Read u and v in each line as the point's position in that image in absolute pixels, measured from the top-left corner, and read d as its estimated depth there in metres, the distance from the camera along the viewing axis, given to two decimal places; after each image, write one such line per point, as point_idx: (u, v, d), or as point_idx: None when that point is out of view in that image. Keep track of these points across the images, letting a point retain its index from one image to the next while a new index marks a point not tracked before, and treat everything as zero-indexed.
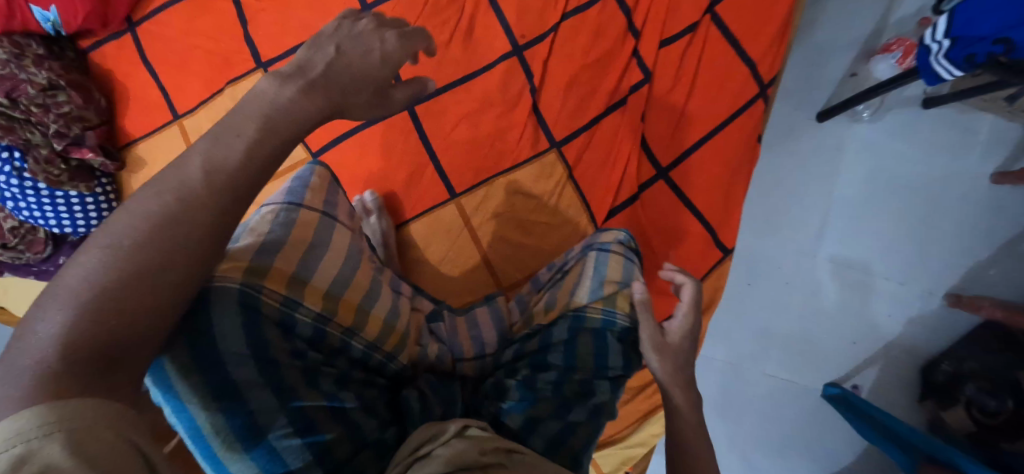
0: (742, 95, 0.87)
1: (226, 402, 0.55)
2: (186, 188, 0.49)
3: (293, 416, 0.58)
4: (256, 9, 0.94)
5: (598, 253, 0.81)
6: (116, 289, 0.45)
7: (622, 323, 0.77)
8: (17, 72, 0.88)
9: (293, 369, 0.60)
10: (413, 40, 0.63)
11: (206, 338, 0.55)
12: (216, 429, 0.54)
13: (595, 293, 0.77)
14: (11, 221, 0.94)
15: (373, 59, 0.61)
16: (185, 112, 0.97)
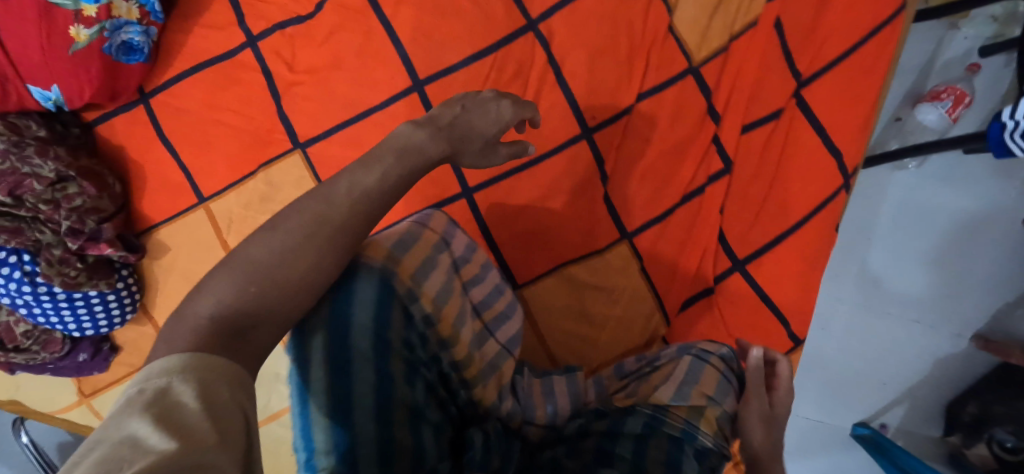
0: (826, 181, 0.82)
1: (337, 370, 0.52)
2: (330, 206, 0.51)
3: (382, 411, 0.53)
4: (290, 81, 0.83)
5: (694, 358, 0.75)
6: (271, 275, 0.48)
7: (704, 442, 0.67)
8: (20, 164, 0.77)
9: (400, 360, 0.57)
10: (524, 107, 0.71)
11: (345, 300, 0.54)
12: (319, 392, 0.52)
13: (681, 395, 0.69)
14: (22, 325, 0.84)
15: (491, 116, 0.67)
16: (211, 195, 0.87)
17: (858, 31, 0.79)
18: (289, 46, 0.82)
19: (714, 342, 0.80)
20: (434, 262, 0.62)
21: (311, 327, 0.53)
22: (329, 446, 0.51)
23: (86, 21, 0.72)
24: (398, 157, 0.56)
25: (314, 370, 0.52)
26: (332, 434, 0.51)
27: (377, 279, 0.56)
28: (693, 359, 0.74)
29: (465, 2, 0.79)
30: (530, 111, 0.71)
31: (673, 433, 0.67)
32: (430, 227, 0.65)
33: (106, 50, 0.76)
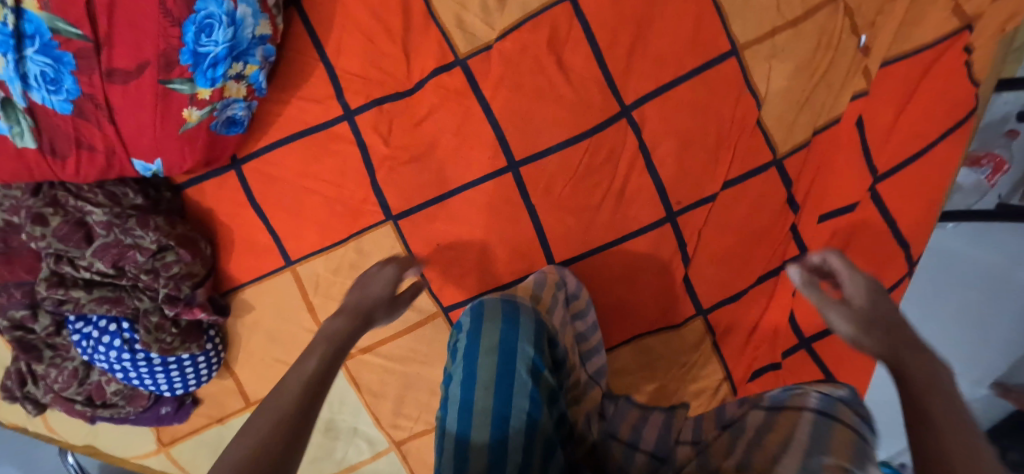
0: (895, 267, 0.86)
1: (501, 385, 0.64)
2: (288, 389, 0.48)
3: (529, 429, 0.62)
4: (386, 155, 0.84)
5: (818, 413, 0.54)
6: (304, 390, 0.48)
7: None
8: (123, 237, 0.77)
9: (545, 389, 0.66)
10: (406, 263, 0.76)
11: (511, 328, 0.69)
12: (481, 407, 0.63)
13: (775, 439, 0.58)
14: (113, 384, 0.84)
15: (380, 282, 0.72)
16: (299, 258, 0.88)
17: (935, 130, 0.83)
18: (386, 121, 0.83)
19: (836, 384, 0.60)
20: (557, 307, 0.78)
21: (484, 349, 0.67)
22: (488, 457, 0.59)
23: (200, 103, 0.72)
24: (330, 342, 0.57)
25: (479, 389, 0.65)
26: (487, 451, 0.59)
27: (532, 319, 0.71)
28: (816, 415, 0.54)
29: (563, 88, 0.82)
30: (413, 265, 0.77)
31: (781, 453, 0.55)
32: (551, 269, 0.83)
33: (212, 127, 0.76)
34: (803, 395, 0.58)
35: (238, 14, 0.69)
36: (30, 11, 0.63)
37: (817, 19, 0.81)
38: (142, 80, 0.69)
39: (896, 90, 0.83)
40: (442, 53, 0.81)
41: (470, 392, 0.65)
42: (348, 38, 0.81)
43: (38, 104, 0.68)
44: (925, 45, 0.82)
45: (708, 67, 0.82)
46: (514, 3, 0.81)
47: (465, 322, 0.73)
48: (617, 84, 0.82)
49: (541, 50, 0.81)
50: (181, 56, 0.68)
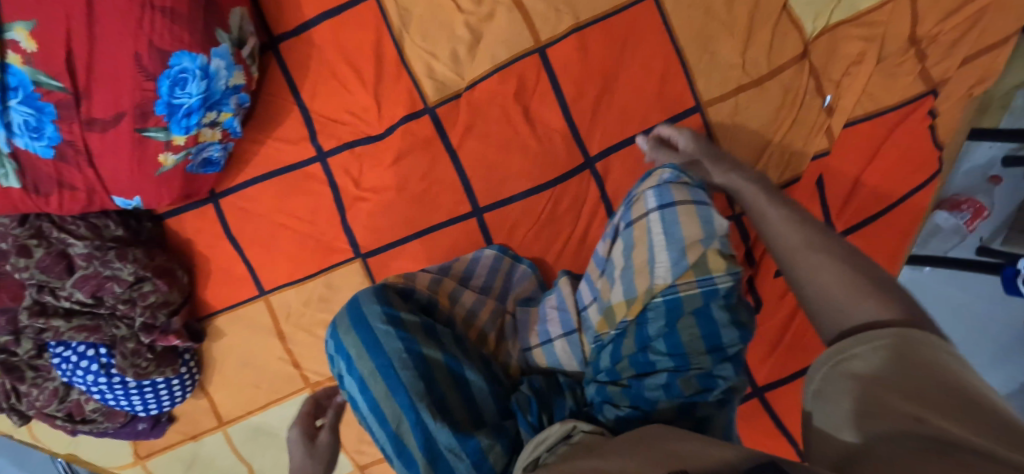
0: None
1: (372, 352, 0.70)
2: None
3: (416, 370, 0.69)
4: (356, 196, 0.87)
5: (663, 209, 0.69)
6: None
7: (725, 286, 0.66)
8: (101, 268, 0.81)
9: (417, 327, 0.73)
10: (309, 414, 0.84)
11: (356, 305, 0.74)
12: (367, 375, 0.69)
13: (678, 268, 0.66)
14: (91, 403, 0.88)
15: (296, 447, 0.81)
16: (271, 288, 0.92)
17: (892, 193, 0.84)
18: (357, 164, 0.86)
19: (653, 171, 0.75)
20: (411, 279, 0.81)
21: (347, 331, 0.72)
22: (394, 408, 0.67)
23: (175, 148, 0.76)
24: None
25: (356, 361, 0.70)
26: (395, 400, 0.67)
27: (369, 290, 0.76)
28: (661, 213, 0.69)
29: (528, 138, 0.84)
30: (308, 402, 0.85)
31: (695, 305, 0.66)
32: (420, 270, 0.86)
33: (189, 169, 0.80)
34: (642, 200, 0.72)
35: (212, 68, 0.72)
36: (13, 65, 0.66)
37: (783, 77, 0.83)
38: (120, 129, 0.72)
39: (860, 151, 0.84)
40: (412, 100, 0.84)
41: (354, 371, 0.71)
42: (323, 83, 0.84)
43: (21, 149, 0.72)
44: (891, 107, 0.83)
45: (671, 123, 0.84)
46: (483, 54, 0.83)
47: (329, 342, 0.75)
48: (581, 135, 0.84)
49: (508, 100, 0.83)
50: (156, 107, 0.71)
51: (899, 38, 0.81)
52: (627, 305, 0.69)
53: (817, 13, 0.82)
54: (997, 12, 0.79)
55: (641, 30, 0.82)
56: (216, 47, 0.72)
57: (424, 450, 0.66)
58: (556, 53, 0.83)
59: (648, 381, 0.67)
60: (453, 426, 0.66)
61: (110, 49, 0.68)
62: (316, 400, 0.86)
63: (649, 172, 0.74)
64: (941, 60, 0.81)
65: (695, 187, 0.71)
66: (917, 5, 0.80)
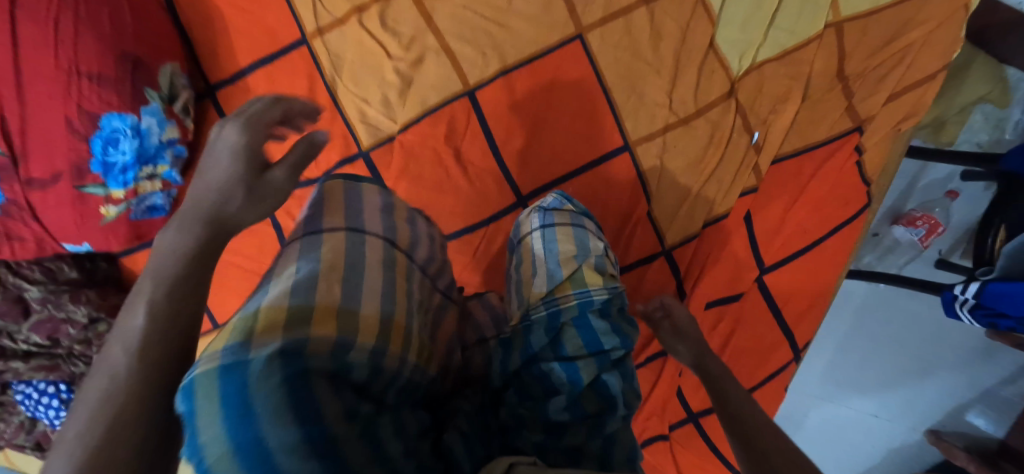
0: (779, 355, 0.88)
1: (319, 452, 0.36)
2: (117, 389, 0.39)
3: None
4: None
5: (543, 229, 0.72)
6: (122, 407, 0.39)
7: (600, 299, 0.63)
8: (55, 312, 0.86)
9: (351, 441, 0.39)
10: (257, 152, 0.51)
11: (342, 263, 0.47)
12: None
13: (554, 279, 0.65)
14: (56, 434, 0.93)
15: (226, 155, 0.50)
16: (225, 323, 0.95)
17: (823, 229, 0.85)
18: (298, 205, 0.89)
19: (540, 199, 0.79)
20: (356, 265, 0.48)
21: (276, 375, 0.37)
22: None
23: (115, 201, 0.80)
24: None
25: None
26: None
27: (266, 357, 0.37)
28: (542, 231, 0.71)
29: (460, 180, 0.86)
30: (272, 107, 0.53)
31: (573, 313, 0.62)
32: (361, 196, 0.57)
33: (135, 219, 0.84)
34: (528, 222, 0.75)
35: (142, 126, 0.76)
36: None
37: (709, 116, 0.83)
38: (59, 187, 0.76)
39: (787, 186, 0.84)
40: (347, 145, 0.86)
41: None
42: None
43: None
44: (819, 142, 0.83)
45: (600, 162, 0.85)
46: (414, 99, 0.85)
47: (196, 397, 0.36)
48: (512, 174, 0.86)
49: (439, 143, 0.86)
50: (91, 166, 0.76)
51: (826, 75, 0.82)
52: (518, 315, 0.66)
53: (742, 52, 0.82)
54: (923, 49, 0.80)
55: (566, 73, 0.84)
56: (145, 106, 0.76)
57: None
58: (484, 95, 0.84)
59: (548, 405, 0.57)
60: None
61: (41, 116, 0.72)
62: (285, 104, 0.54)
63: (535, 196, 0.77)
64: (868, 96, 0.82)
65: (575, 210, 0.75)
66: (842, 41, 0.80)
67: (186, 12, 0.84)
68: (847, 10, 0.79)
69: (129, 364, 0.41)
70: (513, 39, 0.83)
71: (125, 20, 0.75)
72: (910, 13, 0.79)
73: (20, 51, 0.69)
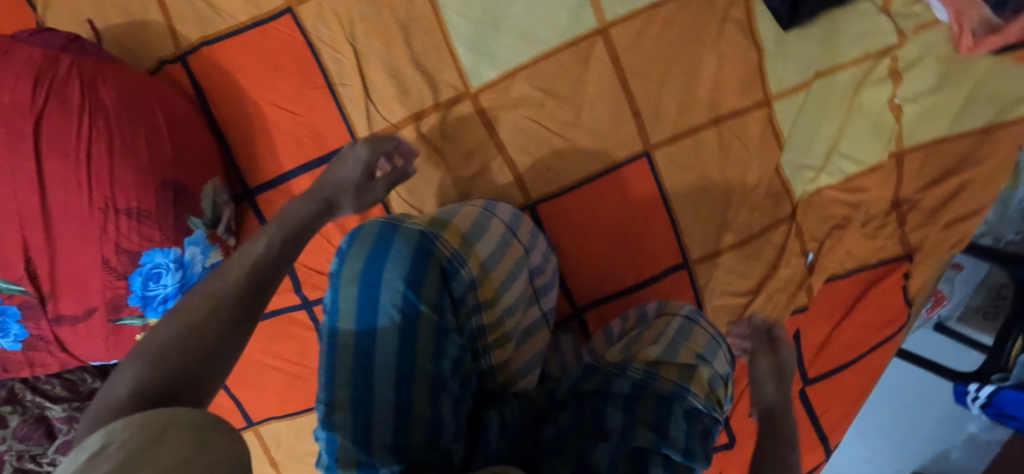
0: (813, 457, 0.90)
1: (405, 324, 0.56)
2: (216, 295, 0.48)
3: (404, 356, 0.55)
4: None
5: (686, 318, 0.73)
6: (212, 309, 0.47)
7: (697, 404, 0.62)
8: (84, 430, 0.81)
9: (430, 327, 0.57)
10: (371, 166, 0.65)
11: (476, 228, 0.69)
12: (348, 307, 0.57)
13: (669, 353, 0.66)
14: None
15: (352, 164, 0.64)
16: (260, 420, 0.93)
17: (866, 344, 0.87)
18: None
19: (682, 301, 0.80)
20: (505, 249, 0.71)
21: (401, 254, 0.57)
22: (344, 405, 0.54)
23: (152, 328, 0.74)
24: (140, 421, 0.36)
25: (343, 285, 0.57)
26: (352, 381, 0.55)
27: (416, 233, 0.60)
28: (684, 319, 0.73)
29: None
30: (392, 140, 0.66)
31: (664, 393, 0.62)
32: (518, 237, 0.75)
33: None
34: (677, 306, 0.77)
35: (187, 257, 0.70)
36: None
37: (771, 236, 0.84)
38: (92, 320, 0.70)
39: (835, 304, 0.86)
40: None
41: (336, 290, 0.58)
42: None
43: None
44: (872, 264, 0.85)
45: (660, 278, 0.84)
46: None
47: (352, 249, 0.59)
48: (570, 284, 0.86)
49: None
50: (129, 300, 0.69)
51: (883, 201, 0.82)
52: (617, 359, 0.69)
53: (806, 178, 0.82)
54: (983, 182, 0.80)
55: (629, 189, 0.82)
56: (189, 236, 0.70)
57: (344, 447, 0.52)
58: (544, 208, 0.82)
59: (592, 444, 0.58)
60: (395, 449, 0.53)
61: (75, 256, 0.65)
62: (399, 144, 0.67)
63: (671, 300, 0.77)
64: (921, 225, 0.83)
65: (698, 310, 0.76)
66: (902, 171, 0.81)
67: (222, 109, 0.78)
68: (910, 141, 0.80)
69: (235, 275, 0.50)
70: (577, 156, 0.80)
71: (164, 143, 0.68)
72: (970, 148, 0.80)
73: (47, 192, 0.62)
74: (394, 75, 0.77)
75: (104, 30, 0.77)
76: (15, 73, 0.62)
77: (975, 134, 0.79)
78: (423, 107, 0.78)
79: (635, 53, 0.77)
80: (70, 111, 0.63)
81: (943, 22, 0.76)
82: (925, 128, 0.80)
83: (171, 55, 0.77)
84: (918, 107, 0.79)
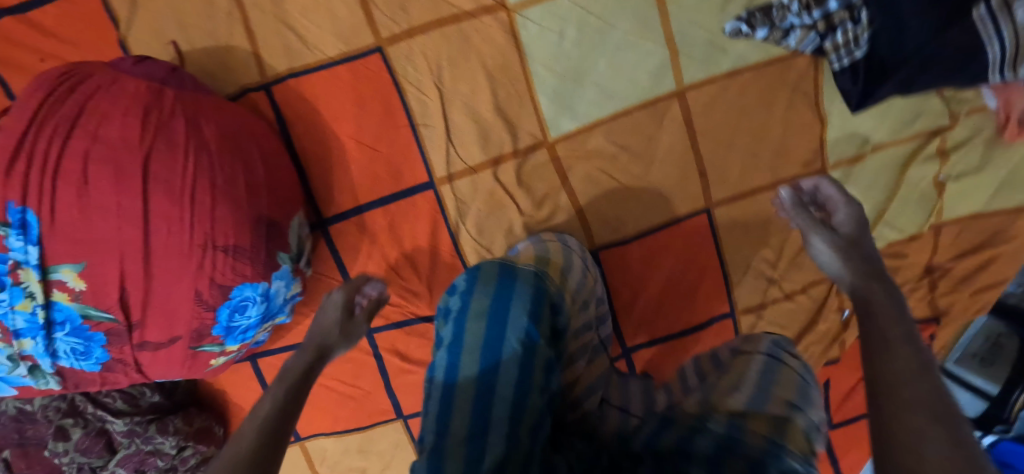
0: None
1: (523, 353, 0.60)
2: (241, 438, 0.52)
3: (524, 380, 0.58)
4: (401, 368, 0.90)
5: (769, 357, 0.61)
6: (240, 452, 0.50)
7: (799, 465, 0.49)
8: (143, 444, 0.83)
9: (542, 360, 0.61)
10: (350, 306, 0.74)
11: (565, 267, 0.75)
12: (472, 336, 0.62)
13: (757, 402, 0.55)
14: None
15: (330, 309, 0.74)
16: (307, 435, 0.96)
17: None
18: (404, 340, 0.89)
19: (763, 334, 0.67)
20: (587, 287, 0.76)
21: (520, 293, 0.64)
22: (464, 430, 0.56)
23: (226, 353, 0.76)
24: None
25: (471, 319, 0.63)
26: (471, 408, 0.57)
27: (531, 278, 0.67)
28: (767, 358, 0.61)
29: None
30: (362, 280, 0.78)
31: (755, 457, 0.49)
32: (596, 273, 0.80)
33: (233, 358, 0.80)
34: (755, 341, 0.65)
35: (272, 290, 0.73)
36: (60, 301, 0.64)
37: (814, 293, 0.88)
38: (173, 347, 0.71)
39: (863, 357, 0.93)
40: None
41: (461, 324, 0.63)
42: (372, 266, 0.84)
43: (64, 366, 0.70)
44: None
45: (707, 325, 0.89)
46: None
47: (467, 290, 0.66)
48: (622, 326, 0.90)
49: None
50: (213, 330, 0.71)
51: (918, 267, 0.88)
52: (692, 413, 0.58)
53: None
54: (1008, 257, 0.87)
55: (688, 241, 0.86)
56: (277, 271, 0.72)
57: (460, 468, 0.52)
58: (605, 255, 0.86)
59: None
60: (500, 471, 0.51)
61: (169, 289, 0.66)
62: (370, 280, 0.79)
63: (748, 334, 0.66)
64: (947, 291, 0.90)
65: (782, 348, 0.63)
66: (937, 242, 0.87)
67: (302, 139, 0.79)
68: (948, 215, 0.86)
69: (258, 419, 0.54)
70: (643, 208, 0.84)
71: (258, 182, 0.69)
72: (1000, 226, 0.86)
73: (150, 229, 0.63)
74: (477, 120, 0.79)
75: (188, 53, 0.77)
76: (124, 108, 0.62)
77: (1007, 214, 0.86)
78: (501, 152, 0.80)
79: (707, 116, 0.80)
80: (176, 150, 0.63)
81: (992, 108, 0.81)
82: (963, 204, 0.86)
83: (255, 84, 0.77)
84: (960, 185, 0.85)
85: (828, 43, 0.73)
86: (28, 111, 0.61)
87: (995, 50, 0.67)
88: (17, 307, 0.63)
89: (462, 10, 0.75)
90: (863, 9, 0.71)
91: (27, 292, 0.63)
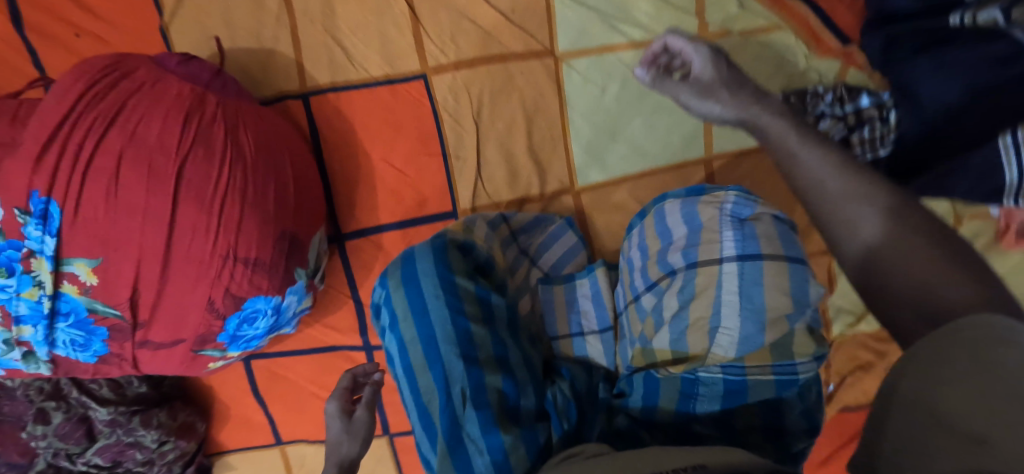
0: None
1: (454, 302, 0.62)
2: None
3: (462, 332, 0.61)
4: (394, 387, 0.90)
5: (728, 221, 0.64)
6: None
7: (804, 374, 0.59)
8: (124, 436, 0.82)
9: (471, 297, 0.64)
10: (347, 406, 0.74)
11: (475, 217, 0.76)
12: (401, 308, 0.63)
13: (750, 344, 0.59)
14: None
15: (332, 421, 0.73)
16: (288, 440, 0.95)
17: None
18: None
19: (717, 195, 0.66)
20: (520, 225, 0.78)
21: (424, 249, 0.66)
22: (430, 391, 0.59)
23: (226, 357, 0.74)
24: None
25: (392, 290, 0.64)
26: (427, 363, 0.60)
27: (432, 242, 0.67)
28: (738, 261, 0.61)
29: None
30: (347, 376, 0.77)
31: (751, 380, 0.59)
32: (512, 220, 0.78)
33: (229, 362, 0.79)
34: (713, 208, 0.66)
35: (283, 304, 0.72)
36: (67, 293, 0.61)
37: None
38: (174, 349, 0.68)
39: None
40: None
41: (388, 301, 0.65)
42: None
43: (60, 355, 0.67)
44: None
45: None
46: None
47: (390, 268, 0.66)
48: None
49: None
50: (218, 336, 0.69)
51: None
52: (673, 360, 0.63)
53: (845, 321, 0.88)
54: None
55: None
56: (292, 285, 0.72)
57: (448, 433, 0.57)
58: None
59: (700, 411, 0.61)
60: (483, 415, 0.57)
61: (181, 296, 0.64)
62: (354, 374, 0.78)
63: (703, 201, 0.67)
64: None
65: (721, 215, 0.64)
66: None
67: (331, 153, 0.79)
68: None
69: None
70: None
71: (287, 198, 0.69)
72: None
73: (174, 235, 0.61)
74: (509, 158, 0.80)
75: (229, 50, 0.77)
76: (166, 109, 0.62)
77: None
78: (528, 192, 0.81)
79: None
80: (213, 156, 0.63)
81: (993, 215, 0.83)
82: None
83: (294, 91, 0.77)
84: None
85: (856, 134, 0.74)
86: (68, 99, 0.60)
87: (1013, 174, 0.63)
88: (23, 295, 0.60)
89: (512, 51, 0.77)
90: (892, 111, 0.74)
91: (36, 281, 0.60)
